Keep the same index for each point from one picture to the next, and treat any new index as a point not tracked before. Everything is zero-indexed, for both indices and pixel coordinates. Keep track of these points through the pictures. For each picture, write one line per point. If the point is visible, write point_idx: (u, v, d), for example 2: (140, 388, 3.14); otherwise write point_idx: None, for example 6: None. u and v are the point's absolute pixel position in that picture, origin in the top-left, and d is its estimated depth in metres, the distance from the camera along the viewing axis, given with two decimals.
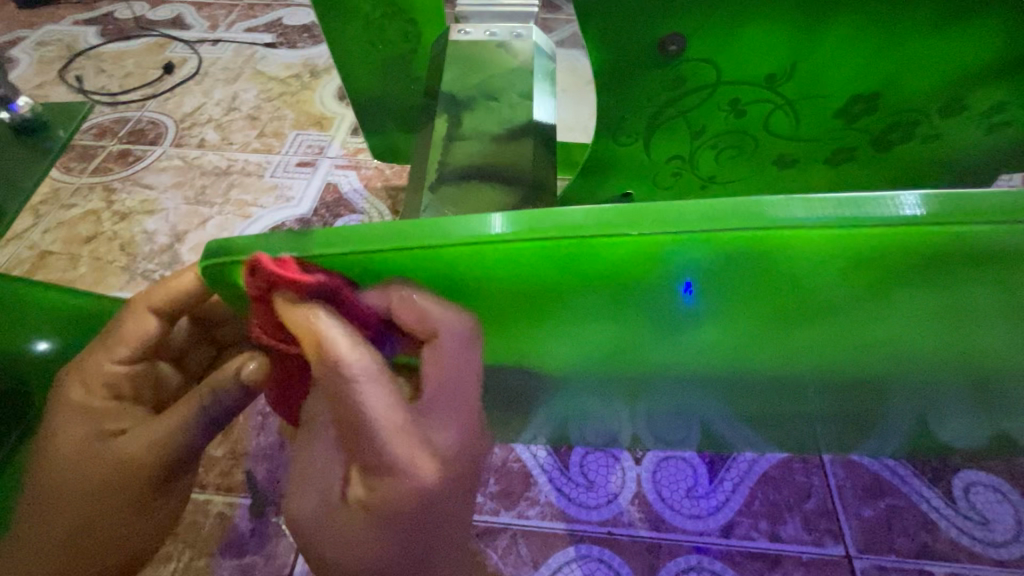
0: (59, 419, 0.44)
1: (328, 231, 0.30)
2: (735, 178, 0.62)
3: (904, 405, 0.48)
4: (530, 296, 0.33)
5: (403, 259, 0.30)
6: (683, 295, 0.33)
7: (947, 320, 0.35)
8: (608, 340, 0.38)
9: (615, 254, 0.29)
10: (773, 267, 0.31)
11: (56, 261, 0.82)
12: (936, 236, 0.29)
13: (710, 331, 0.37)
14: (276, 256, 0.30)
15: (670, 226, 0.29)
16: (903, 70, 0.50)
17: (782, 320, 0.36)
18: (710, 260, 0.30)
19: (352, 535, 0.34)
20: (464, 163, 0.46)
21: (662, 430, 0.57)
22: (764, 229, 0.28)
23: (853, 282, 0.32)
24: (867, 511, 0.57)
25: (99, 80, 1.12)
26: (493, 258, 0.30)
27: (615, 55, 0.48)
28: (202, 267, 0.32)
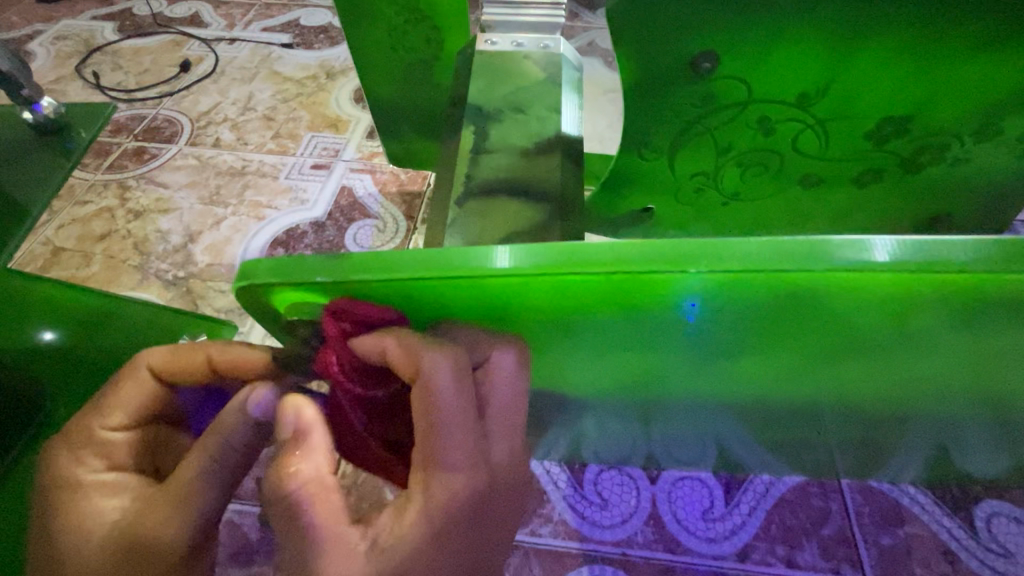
0: (54, 498, 0.40)
1: (359, 255, 0.30)
2: (758, 197, 0.61)
3: (924, 434, 0.47)
4: (546, 316, 0.33)
5: (420, 284, 0.30)
6: (689, 321, 0.33)
7: (966, 353, 0.34)
8: (620, 357, 0.38)
9: (620, 285, 0.29)
10: (780, 301, 0.31)
11: (70, 258, 0.82)
12: (953, 280, 0.28)
13: (719, 354, 0.37)
14: (315, 276, 0.30)
15: (678, 262, 0.28)
16: (937, 94, 0.49)
17: (794, 346, 0.35)
18: (717, 293, 0.30)
19: (405, 552, 0.33)
20: (491, 177, 0.45)
21: (678, 451, 0.56)
22: (764, 268, 0.28)
23: (863, 315, 0.31)
24: (887, 539, 0.56)
25: (116, 76, 1.12)
26: (503, 284, 0.30)
27: (647, 70, 0.48)
28: (236, 288, 0.31)
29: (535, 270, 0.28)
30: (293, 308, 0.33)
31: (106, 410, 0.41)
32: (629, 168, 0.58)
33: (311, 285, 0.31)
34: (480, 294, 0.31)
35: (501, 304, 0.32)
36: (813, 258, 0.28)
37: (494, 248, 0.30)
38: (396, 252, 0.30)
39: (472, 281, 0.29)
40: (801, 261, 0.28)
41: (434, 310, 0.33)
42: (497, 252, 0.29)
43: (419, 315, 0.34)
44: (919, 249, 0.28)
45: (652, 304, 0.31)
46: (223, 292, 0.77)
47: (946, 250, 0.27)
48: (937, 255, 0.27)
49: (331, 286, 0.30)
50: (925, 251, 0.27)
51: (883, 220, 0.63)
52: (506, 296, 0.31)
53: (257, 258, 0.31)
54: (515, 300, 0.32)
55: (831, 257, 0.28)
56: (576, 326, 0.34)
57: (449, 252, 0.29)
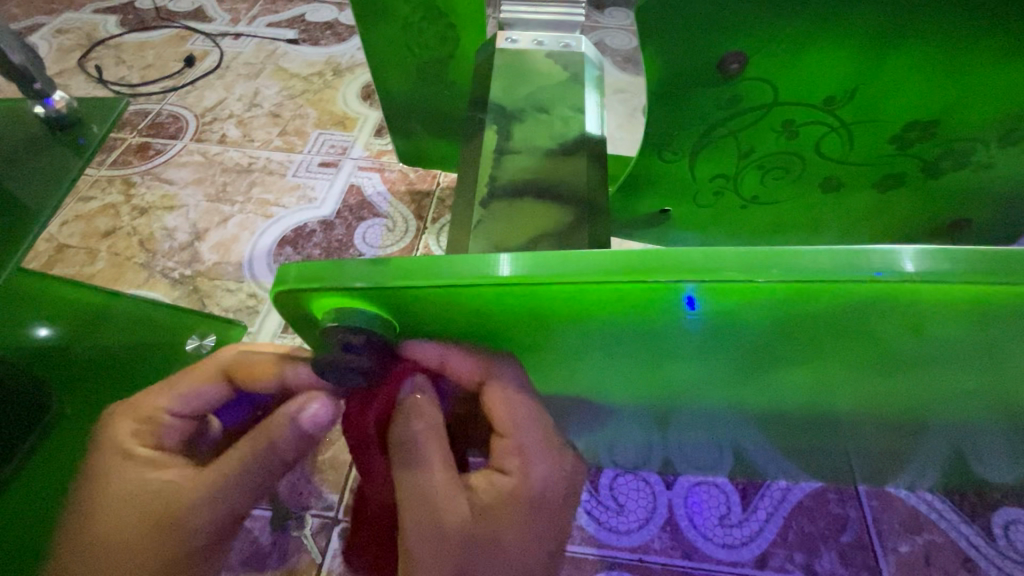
0: (102, 460, 0.42)
1: (399, 261, 0.29)
2: (778, 200, 0.60)
3: (944, 442, 0.47)
4: (572, 324, 0.32)
5: (445, 293, 0.29)
6: (708, 330, 0.32)
7: (987, 364, 0.34)
8: (635, 366, 0.37)
9: (638, 296, 0.28)
10: (804, 312, 0.30)
11: (74, 255, 0.80)
12: (982, 292, 0.28)
13: (735, 363, 0.36)
14: (351, 283, 0.29)
15: (700, 274, 0.27)
16: (965, 99, 0.49)
17: (816, 356, 0.35)
18: (736, 304, 0.29)
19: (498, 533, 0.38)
20: (516, 178, 0.45)
21: (695, 456, 0.55)
22: (786, 281, 0.27)
23: (887, 325, 0.31)
24: (905, 547, 0.56)
25: (119, 70, 1.10)
26: (527, 293, 0.29)
27: (674, 71, 0.47)
28: (273, 294, 0.30)
29: (562, 281, 0.28)
30: (331, 312, 0.32)
31: (170, 392, 0.43)
32: (648, 170, 0.57)
33: (348, 291, 0.30)
34: (513, 304, 0.30)
35: (534, 313, 0.31)
36: (840, 271, 0.27)
37: (525, 256, 0.29)
38: (434, 259, 0.29)
39: (490, 291, 0.29)
40: (829, 272, 0.27)
41: (466, 319, 0.32)
42: (521, 260, 0.28)
43: (450, 322, 0.33)
44: (948, 260, 0.27)
45: (673, 315, 0.30)
46: (232, 291, 0.75)
47: (974, 262, 0.27)
48: (967, 269, 0.27)
49: (372, 293, 0.29)
50: (955, 262, 0.27)
51: (901, 225, 0.63)
52: (539, 307, 0.30)
53: (292, 264, 0.30)
54: (545, 310, 0.31)
55: (862, 269, 0.27)
56: (594, 335, 0.33)
57: (484, 259, 0.29)
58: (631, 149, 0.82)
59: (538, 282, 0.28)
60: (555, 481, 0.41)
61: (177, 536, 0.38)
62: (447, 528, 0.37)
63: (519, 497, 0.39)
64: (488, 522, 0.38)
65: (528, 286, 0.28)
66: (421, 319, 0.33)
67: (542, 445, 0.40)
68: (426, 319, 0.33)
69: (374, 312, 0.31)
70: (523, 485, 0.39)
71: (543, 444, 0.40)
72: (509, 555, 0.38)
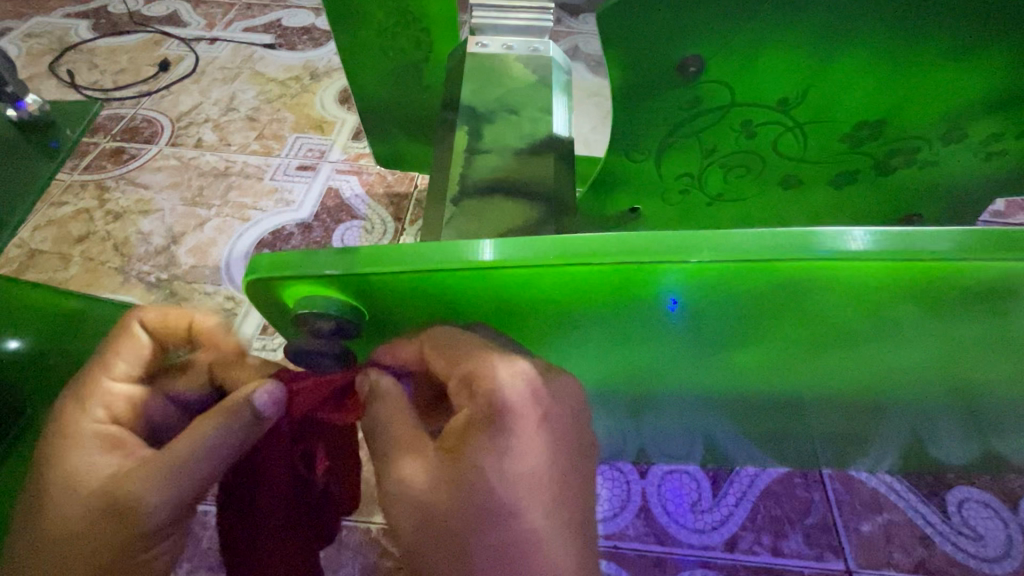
0: (54, 443, 0.39)
1: (372, 249, 0.30)
2: (741, 197, 0.63)
3: (900, 423, 0.49)
4: (541, 308, 0.33)
5: (414, 280, 0.31)
6: (669, 313, 0.33)
7: (934, 340, 0.36)
8: (605, 350, 0.39)
9: (595, 277, 0.30)
10: (759, 288, 0.31)
11: (46, 260, 0.80)
12: (917, 269, 0.29)
13: (699, 345, 0.38)
14: (322, 272, 0.30)
15: (654, 257, 0.28)
16: (909, 100, 0.52)
17: (778, 337, 0.37)
18: (692, 285, 0.31)
19: (469, 465, 0.32)
20: (486, 177, 0.47)
21: (667, 444, 0.57)
22: (731, 259, 0.29)
23: (839, 301, 0.32)
24: (866, 526, 0.58)
25: (92, 75, 1.09)
26: (490, 276, 0.30)
27: (636, 73, 0.49)
28: (248, 283, 0.31)
29: (525, 264, 0.29)
30: (301, 302, 0.33)
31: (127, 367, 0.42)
32: (617, 170, 0.59)
33: (321, 279, 0.31)
34: (484, 287, 0.31)
35: (506, 298, 0.32)
36: (789, 250, 0.29)
37: (494, 243, 0.30)
38: (406, 246, 0.30)
39: (457, 275, 0.30)
40: (776, 252, 0.29)
41: (443, 304, 0.34)
42: (483, 246, 0.30)
43: (422, 309, 0.34)
44: (888, 239, 0.29)
45: (638, 297, 0.32)
46: (209, 294, 0.76)
47: (909, 240, 0.29)
48: (908, 247, 0.29)
49: (344, 279, 0.30)
50: (896, 242, 0.29)
51: (857, 220, 0.66)
52: (510, 291, 0.32)
53: (267, 254, 0.31)
54: (512, 294, 0.32)
55: (808, 248, 0.29)
56: (563, 320, 0.35)
57: (452, 245, 0.30)
58: (604, 150, 0.85)
59: (505, 265, 0.29)
60: (522, 409, 0.32)
61: (122, 522, 0.36)
62: (415, 484, 0.33)
63: (477, 431, 0.32)
64: (455, 466, 0.32)
65: (499, 269, 0.29)
66: (395, 306, 0.34)
67: (486, 365, 0.32)
68: (398, 306, 0.34)
69: (344, 299, 0.33)
70: (478, 414, 0.32)
71: (493, 363, 0.32)
72: (494, 484, 0.31)
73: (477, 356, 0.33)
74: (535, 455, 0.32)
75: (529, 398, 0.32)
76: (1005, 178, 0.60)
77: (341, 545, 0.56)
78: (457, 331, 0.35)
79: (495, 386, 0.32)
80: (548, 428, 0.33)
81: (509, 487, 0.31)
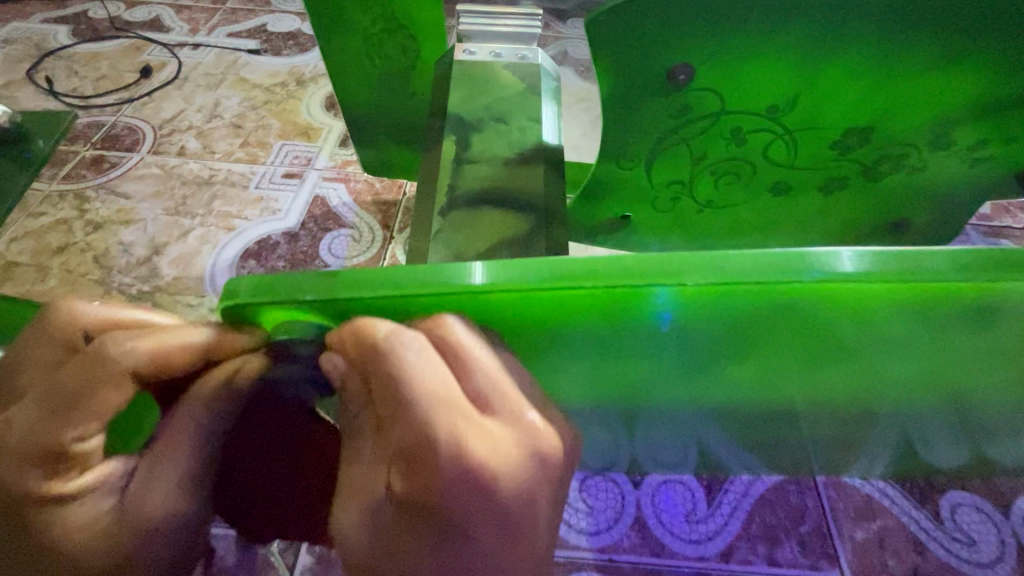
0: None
1: (350, 273, 0.29)
2: (732, 204, 0.63)
3: (890, 431, 0.49)
4: (529, 333, 0.33)
5: (395, 304, 0.30)
6: (660, 333, 0.33)
7: (923, 353, 0.36)
8: (595, 369, 0.38)
9: (583, 301, 0.29)
10: (750, 307, 0.31)
11: (24, 273, 0.77)
12: (907, 288, 0.30)
13: (690, 359, 0.37)
14: (303, 297, 0.29)
15: (644, 279, 0.28)
16: (897, 107, 0.52)
17: (769, 355, 0.37)
18: (680, 309, 0.31)
19: (407, 532, 0.29)
20: (474, 188, 0.46)
21: (660, 455, 0.56)
22: (724, 282, 0.29)
23: (828, 317, 0.32)
24: (860, 533, 0.58)
25: (72, 81, 1.07)
26: (475, 300, 0.30)
27: (627, 81, 0.49)
28: (223, 310, 0.30)
29: (510, 288, 0.29)
30: (279, 326, 0.32)
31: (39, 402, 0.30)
32: (607, 178, 0.59)
33: (300, 305, 0.30)
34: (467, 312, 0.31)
35: (488, 325, 0.32)
36: (783, 272, 0.29)
37: (476, 265, 0.30)
38: (387, 270, 0.29)
39: (441, 298, 0.30)
40: (768, 274, 0.29)
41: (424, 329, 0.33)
42: (469, 270, 0.29)
43: None
44: (878, 259, 0.29)
45: (629, 320, 0.31)
46: (193, 305, 0.74)
47: (895, 262, 0.29)
48: (897, 268, 0.29)
49: (324, 304, 0.30)
50: (885, 262, 0.29)
51: (846, 227, 0.66)
52: (495, 317, 0.31)
53: (240, 279, 0.30)
54: (496, 319, 0.31)
55: (803, 270, 0.29)
56: (552, 345, 0.34)
57: (435, 270, 0.29)
58: (593, 156, 0.84)
59: (488, 288, 0.29)
60: (468, 490, 0.29)
61: (158, 536, 0.35)
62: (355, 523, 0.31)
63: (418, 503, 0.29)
64: (389, 521, 0.30)
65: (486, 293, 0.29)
66: None
67: (435, 428, 0.28)
68: None
69: (323, 323, 0.32)
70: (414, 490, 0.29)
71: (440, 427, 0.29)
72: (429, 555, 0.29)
73: (426, 414, 0.29)
74: (480, 535, 0.29)
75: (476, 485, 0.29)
76: (989, 184, 0.61)
77: (330, 564, 0.55)
78: (414, 362, 0.29)
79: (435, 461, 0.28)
80: (495, 518, 0.29)
81: (440, 571, 0.29)
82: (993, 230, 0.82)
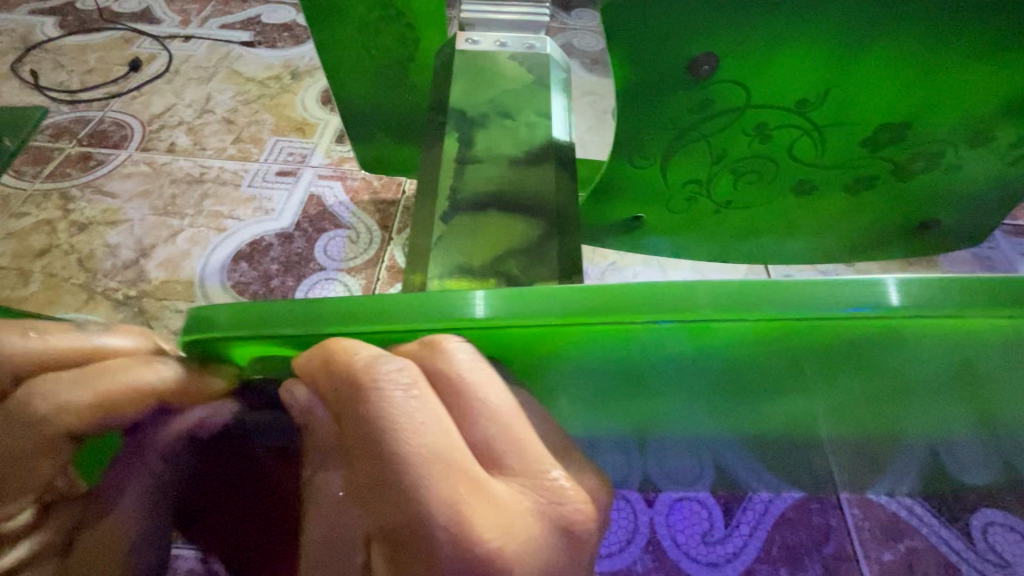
0: None
1: (335, 302, 0.29)
2: (750, 206, 0.59)
3: (922, 453, 0.46)
4: (540, 364, 0.31)
5: (399, 338, 0.29)
6: (685, 358, 0.31)
7: (963, 381, 0.34)
8: (609, 393, 0.35)
9: (604, 334, 0.29)
10: (784, 337, 0.30)
11: (4, 277, 0.74)
12: (953, 322, 0.29)
13: (712, 382, 0.34)
14: (284, 329, 0.28)
15: (673, 312, 0.28)
16: (935, 104, 0.48)
17: (797, 385, 0.35)
18: (709, 340, 0.29)
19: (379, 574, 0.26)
20: (477, 190, 0.42)
21: (677, 472, 0.53)
22: (765, 318, 0.28)
23: (868, 344, 0.31)
24: (889, 556, 0.53)
25: (58, 75, 1.03)
26: (485, 334, 0.29)
27: (644, 71, 0.45)
28: (185, 343, 0.29)
29: (523, 322, 0.28)
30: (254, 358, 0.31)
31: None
32: (619, 177, 0.55)
33: (280, 338, 0.29)
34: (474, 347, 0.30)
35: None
36: (824, 308, 0.28)
37: (483, 297, 0.29)
38: (373, 301, 0.29)
39: (446, 333, 0.29)
40: (804, 307, 0.28)
41: None
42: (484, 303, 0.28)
43: None
44: (921, 289, 0.29)
45: (644, 350, 0.30)
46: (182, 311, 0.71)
47: (937, 293, 0.29)
48: (943, 303, 0.29)
49: (303, 339, 0.29)
50: (930, 293, 0.29)
51: (870, 230, 0.62)
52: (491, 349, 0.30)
53: (210, 311, 0.29)
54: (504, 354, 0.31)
55: (846, 305, 0.28)
56: (566, 375, 0.32)
57: (441, 303, 0.29)
58: (602, 153, 0.81)
59: (498, 322, 0.28)
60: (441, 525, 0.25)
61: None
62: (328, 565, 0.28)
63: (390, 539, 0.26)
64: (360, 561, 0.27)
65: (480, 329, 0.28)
66: None
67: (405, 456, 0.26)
68: None
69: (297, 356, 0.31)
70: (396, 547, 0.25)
71: (425, 477, 0.25)
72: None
73: (404, 456, 0.26)
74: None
75: (470, 549, 0.25)
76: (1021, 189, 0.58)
77: None
78: (397, 399, 0.27)
79: (421, 518, 0.25)
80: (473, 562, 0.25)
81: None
82: (1019, 230, 0.78)
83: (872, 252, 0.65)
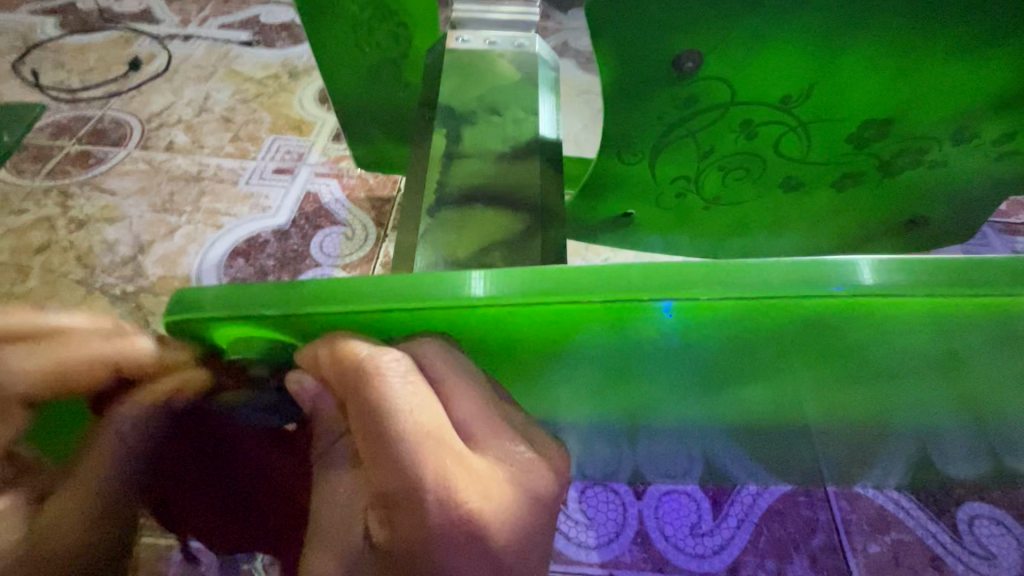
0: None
1: (313, 284, 0.29)
2: (739, 202, 0.59)
3: (905, 445, 0.47)
4: (527, 347, 0.31)
5: (394, 317, 0.29)
6: (667, 342, 0.31)
7: (946, 366, 0.34)
8: (593, 381, 0.35)
9: (587, 316, 0.28)
10: (766, 318, 0.29)
11: (3, 273, 0.75)
12: (935, 304, 0.28)
13: (692, 367, 0.34)
14: (263, 310, 0.28)
15: (652, 292, 0.27)
16: (919, 99, 0.49)
17: (782, 372, 0.35)
18: (691, 322, 0.29)
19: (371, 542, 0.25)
20: (464, 185, 0.43)
21: (664, 464, 0.53)
22: (749, 297, 0.27)
23: (849, 325, 0.30)
24: (874, 548, 0.54)
25: (58, 74, 1.04)
26: (478, 314, 0.29)
27: (629, 69, 0.46)
28: (168, 323, 0.29)
29: (513, 301, 0.28)
30: (234, 341, 0.31)
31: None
32: (608, 173, 0.56)
33: (259, 319, 0.29)
34: (461, 327, 0.30)
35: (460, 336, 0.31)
36: (799, 287, 0.28)
37: (481, 276, 0.28)
38: (352, 280, 0.29)
39: (437, 312, 0.29)
40: (789, 286, 0.28)
41: None
42: (483, 281, 0.28)
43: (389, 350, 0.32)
44: (902, 269, 0.28)
45: (629, 333, 0.30)
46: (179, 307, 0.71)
47: (921, 273, 0.28)
48: (922, 282, 0.28)
49: (281, 318, 0.29)
50: (911, 274, 0.28)
51: (859, 225, 0.63)
52: (474, 331, 0.30)
53: (191, 291, 0.29)
54: (496, 334, 0.31)
55: (821, 284, 0.28)
56: (552, 358, 0.33)
57: (437, 280, 0.28)
58: (594, 151, 0.82)
59: (493, 301, 0.28)
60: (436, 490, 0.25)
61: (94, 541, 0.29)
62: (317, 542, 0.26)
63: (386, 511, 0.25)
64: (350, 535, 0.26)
65: (460, 309, 0.28)
66: None
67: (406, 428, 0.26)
68: None
69: (278, 340, 0.31)
70: (393, 518, 0.25)
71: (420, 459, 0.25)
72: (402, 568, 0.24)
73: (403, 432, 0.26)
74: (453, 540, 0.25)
75: (466, 532, 0.25)
76: (1010, 184, 0.58)
77: None
78: (396, 386, 0.27)
79: (416, 499, 0.25)
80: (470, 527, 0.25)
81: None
82: (1010, 228, 0.79)
83: (862, 248, 0.66)
